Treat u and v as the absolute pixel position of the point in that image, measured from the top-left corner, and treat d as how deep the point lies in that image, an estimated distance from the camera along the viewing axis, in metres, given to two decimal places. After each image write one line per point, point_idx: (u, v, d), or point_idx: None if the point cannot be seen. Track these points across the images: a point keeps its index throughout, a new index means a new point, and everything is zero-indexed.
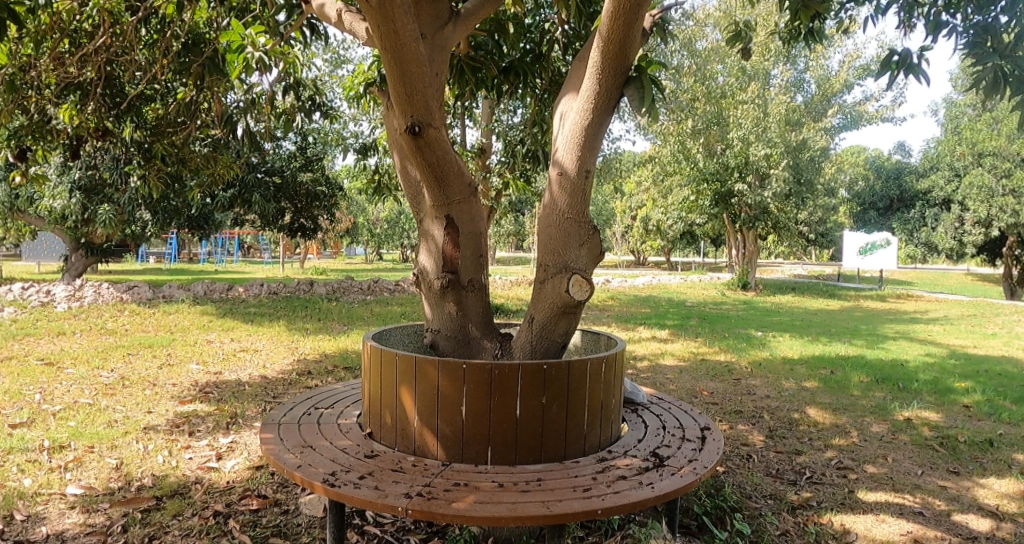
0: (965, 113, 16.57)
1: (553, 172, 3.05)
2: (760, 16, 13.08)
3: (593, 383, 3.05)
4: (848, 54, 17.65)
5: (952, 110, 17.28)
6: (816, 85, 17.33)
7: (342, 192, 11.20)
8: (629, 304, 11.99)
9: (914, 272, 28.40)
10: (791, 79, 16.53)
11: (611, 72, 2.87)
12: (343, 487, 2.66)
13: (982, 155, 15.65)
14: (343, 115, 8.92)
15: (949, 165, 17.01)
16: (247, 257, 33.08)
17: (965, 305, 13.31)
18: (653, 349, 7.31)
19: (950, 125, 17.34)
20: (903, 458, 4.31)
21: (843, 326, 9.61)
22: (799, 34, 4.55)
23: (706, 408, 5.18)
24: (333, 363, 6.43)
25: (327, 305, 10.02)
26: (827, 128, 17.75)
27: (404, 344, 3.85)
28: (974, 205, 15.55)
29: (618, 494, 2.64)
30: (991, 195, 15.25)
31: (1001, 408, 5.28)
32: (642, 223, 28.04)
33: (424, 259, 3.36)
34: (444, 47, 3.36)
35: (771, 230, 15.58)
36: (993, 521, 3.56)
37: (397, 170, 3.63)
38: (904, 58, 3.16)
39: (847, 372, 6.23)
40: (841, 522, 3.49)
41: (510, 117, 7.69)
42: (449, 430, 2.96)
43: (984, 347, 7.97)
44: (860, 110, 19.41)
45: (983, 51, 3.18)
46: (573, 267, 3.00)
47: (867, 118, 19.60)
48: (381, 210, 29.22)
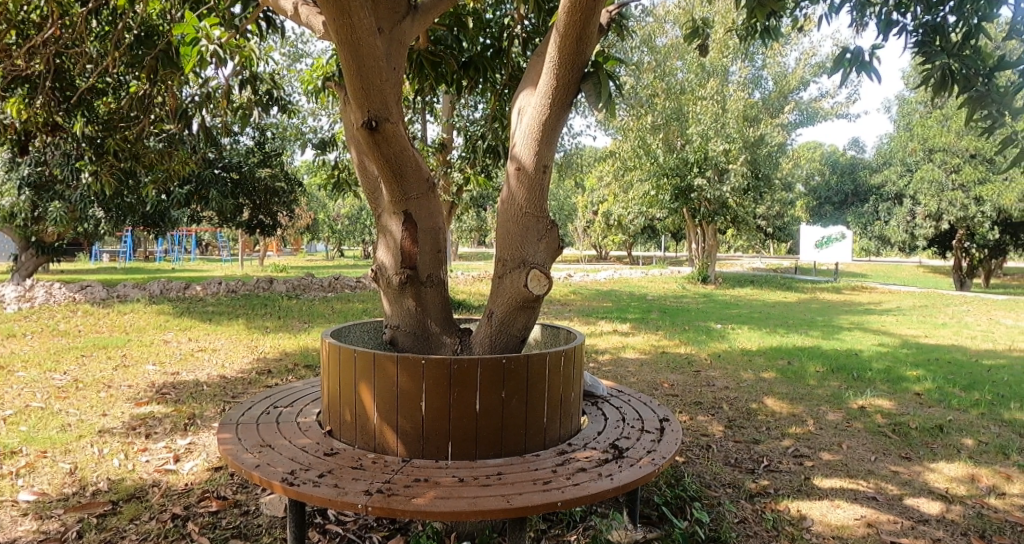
0: (917, 110, 17.05)
1: (511, 167, 3.03)
2: (719, 13, 13.14)
3: (553, 377, 3.06)
4: (804, 51, 17.84)
5: (905, 107, 17.81)
6: (773, 82, 17.59)
7: (302, 187, 11.03)
8: (591, 298, 12.10)
9: (867, 264, 29.21)
10: (748, 76, 16.67)
11: (568, 67, 2.88)
12: (302, 486, 2.63)
13: (933, 151, 16.12)
14: (302, 110, 8.75)
15: (901, 161, 17.37)
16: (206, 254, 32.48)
17: (916, 296, 13.74)
18: (615, 342, 7.37)
19: (903, 121, 17.87)
20: (857, 445, 4.43)
21: (800, 317, 9.82)
22: (755, 31, 4.63)
23: (667, 399, 5.24)
24: (294, 361, 6.33)
25: (288, 303, 9.87)
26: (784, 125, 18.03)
27: (363, 341, 3.81)
28: (925, 199, 15.98)
29: (578, 485, 2.67)
30: (941, 190, 15.72)
31: (950, 394, 5.46)
32: (604, 218, 28.13)
33: (383, 255, 3.31)
34: (402, 41, 3.33)
35: (730, 224, 15.88)
36: (943, 504, 3.67)
37: (356, 165, 3.58)
38: (857, 56, 3.23)
39: (803, 363, 6.38)
40: (797, 508, 3.57)
41: (472, 112, 7.61)
42: (410, 426, 2.95)
43: (935, 336, 8.22)
44: (816, 107, 19.66)
45: (932, 49, 3.29)
46: (532, 261, 2.99)
47: (822, 114, 19.88)
48: (342, 207, 29.07)
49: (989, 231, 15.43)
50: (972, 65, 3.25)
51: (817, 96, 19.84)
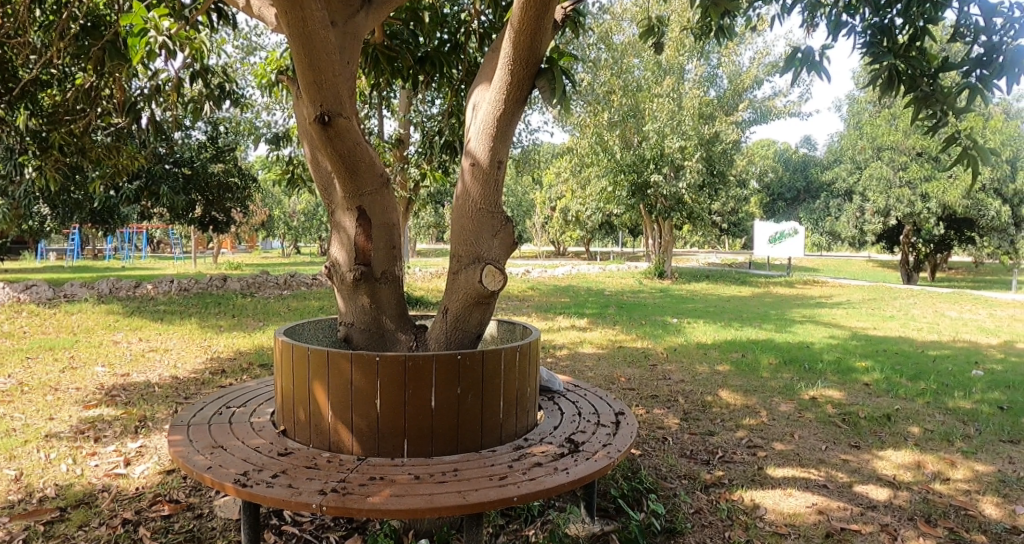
0: (866, 110, 17.55)
1: (466, 163, 3.02)
2: (675, 12, 13.29)
3: (508, 373, 3.06)
4: (758, 50, 18.16)
5: (854, 107, 18.30)
6: (728, 80, 17.86)
7: (257, 184, 10.83)
8: (549, 294, 12.16)
9: (819, 259, 29.97)
10: (704, 74, 16.93)
11: (522, 63, 2.87)
12: (254, 487, 2.59)
13: (881, 149, 16.65)
14: (256, 104, 8.59)
15: (851, 158, 17.86)
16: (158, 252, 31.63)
17: (865, 290, 14.17)
18: (572, 337, 7.41)
19: (852, 120, 18.36)
20: (808, 435, 4.54)
21: (754, 311, 10.03)
22: (709, 30, 4.70)
23: (623, 394, 5.30)
24: (249, 361, 6.21)
25: (242, 301, 9.67)
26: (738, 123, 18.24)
27: (317, 340, 3.76)
28: (874, 195, 16.45)
29: (534, 480, 2.68)
30: (889, 187, 16.23)
31: (897, 385, 5.64)
32: (562, 214, 28.26)
33: (336, 251, 3.27)
34: (356, 35, 3.29)
35: (686, 220, 16.19)
36: (890, 490, 3.79)
37: (309, 161, 3.52)
38: (808, 56, 3.30)
39: (756, 355, 6.52)
40: (751, 498, 3.65)
41: (429, 108, 7.57)
42: (365, 424, 2.92)
43: (882, 329, 8.48)
44: (768, 106, 19.35)
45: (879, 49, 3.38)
46: (487, 258, 2.99)
47: (776, 113, 20.29)
48: (299, 203, 28.62)
49: (934, 227, 15.99)
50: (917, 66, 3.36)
51: (770, 96, 19.57)
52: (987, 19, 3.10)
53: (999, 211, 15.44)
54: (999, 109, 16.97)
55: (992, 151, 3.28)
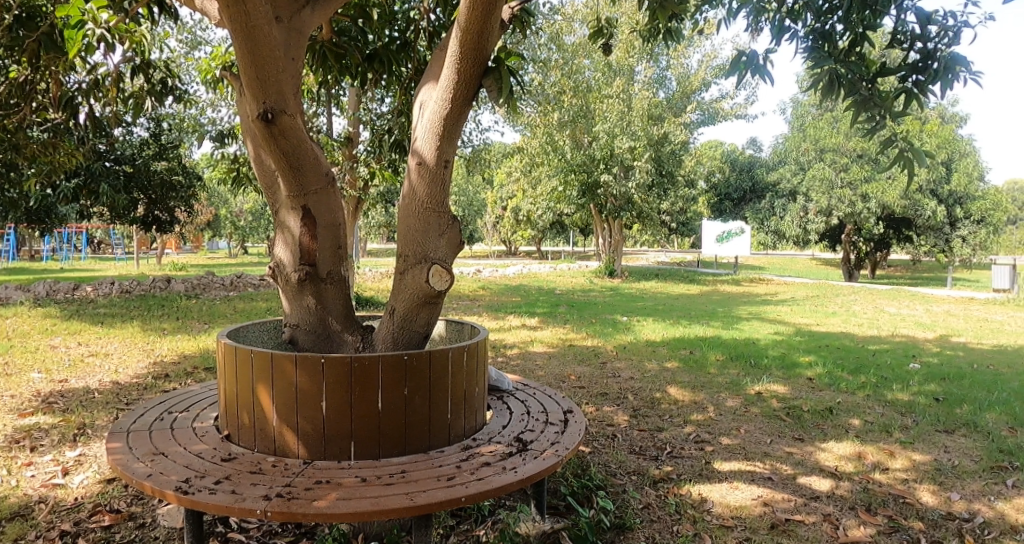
0: (809, 112, 18.08)
1: (412, 162, 3.00)
2: (625, 14, 13.45)
3: (455, 373, 3.06)
4: (706, 53, 18.51)
5: (798, 109, 18.83)
6: (676, 82, 18.16)
7: (202, 182, 10.57)
8: (500, 294, 12.19)
9: (766, 258, 30.79)
10: (653, 75, 17.18)
11: (469, 63, 2.87)
12: (197, 494, 2.52)
13: (824, 151, 17.30)
14: (200, 101, 8.38)
15: (795, 159, 18.37)
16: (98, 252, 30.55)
17: (809, 287, 14.62)
18: (523, 336, 7.45)
19: (797, 122, 18.89)
20: (754, 429, 4.66)
21: (702, 309, 10.24)
22: (658, 32, 4.75)
23: (573, 392, 5.35)
24: (194, 364, 6.05)
25: (187, 303, 9.41)
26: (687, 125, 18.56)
27: (262, 342, 3.69)
28: (817, 195, 16.97)
29: (482, 480, 2.68)
30: (831, 187, 16.78)
31: (838, 378, 5.84)
32: (513, 214, 28.32)
33: (280, 251, 3.22)
34: (301, 31, 3.24)
35: (636, 220, 16.71)
36: (832, 481, 3.92)
37: (252, 159, 3.45)
38: (752, 59, 3.38)
39: (704, 352, 6.67)
40: (698, 492, 3.72)
41: (378, 106, 7.52)
42: (310, 427, 2.88)
43: (824, 325, 8.76)
44: (716, 107, 19.74)
45: (820, 55, 3.50)
46: (433, 257, 2.98)
47: (724, 114, 20.74)
48: (246, 203, 28.02)
49: (874, 226, 16.61)
50: (856, 72, 3.48)
51: (717, 98, 20.10)
52: (922, 27, 3.22)
53: (935, 211, 16.09)
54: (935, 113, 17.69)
55: (925, 153, 3.38)
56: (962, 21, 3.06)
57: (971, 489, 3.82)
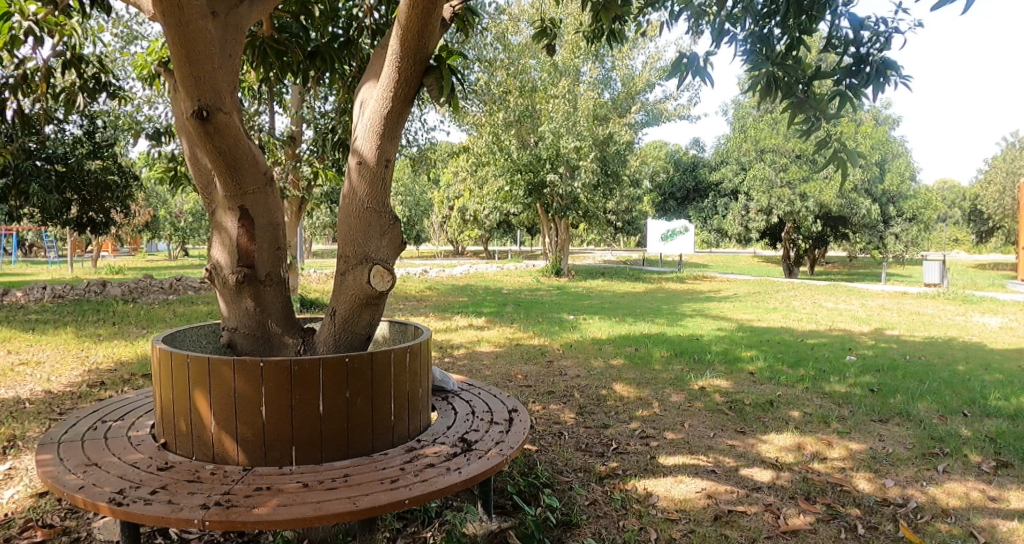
0: (750, 113, 18.63)
1: (352, 161, 2.97)
2: (570, 15, 13.60)
3: (398, 374, 3.03)
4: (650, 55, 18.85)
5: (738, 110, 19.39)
6: (621, 83, 18.44)
7: (139, 182, 10.21)
8: (447, 294, 12.18)
9: (709, 256, 31.52)
10: (599, 76, 17.42)
11: (409, 61, 2.85)
12: (131, 505, 2.43)
13: (763, 151, 17.90)
14: (136, 98, 8.10)
15: (736, 159, 18.89)
16: (27, 255, 29.22)
17: (751, 284, 15.05)
18: (470, 336, 7.45)
19: (737, 123, 19.42)
20: (697, 423, 4.77)
21: (647, 306, 10.44)
22: (601, 34, 4.81)
23: (520, 391, 5.38)
24: (131, 371, 5.84)
25: (123, 308, 9.08)
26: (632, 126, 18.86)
27: (201, 346, 3.59)
28: (757, 195, 17.50)
29: (426, 482, 2.67)
30: (771, 187, 17.33)
31: (778, 372, 6.03)
32: (460, 214, 28.26)
33: (217, 253, 3.13)
34: (239, 27, 3.16)
35: (583, 219, 17.14)
36: (773, 472, 4.04)
37: (188, 158, 3.35)
38: (693, 61, 3.45)
39: (648, 349, 6.80)
40: (644, 486, 3.79)
41: (322, 105, 7.42)
42: (250, 433, 2.81)
43: (764, 320, 9.04)
44: (660, 108, 20.11)
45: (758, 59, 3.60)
46: (375, 258, 2.95)
47: (668, 115, 21.16)
48: (187, 203, 27.26)
49: (811, 224, 17.24)
50: (792, 75, 3.60)
51: (662, 99, 20.42)
52: (855, 32, 3.35)
53: (869, 209, 16.78)
54: (868, 115, 18.44)
55: (857, 156, 3.48)
56: (893, 27, 3.20)
57: (904, 476, 3.99)
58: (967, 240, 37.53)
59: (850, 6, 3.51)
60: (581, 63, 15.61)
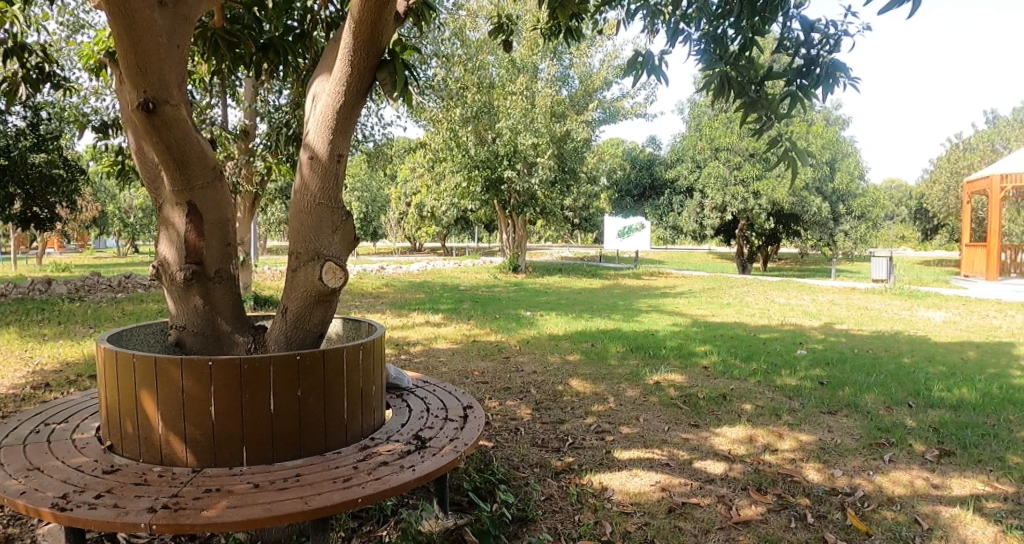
0: (705, 112, 18.98)
1: (303, 156, 2.92)
2: (528, 12, 13.64)
3: (351, 372, 3.00)
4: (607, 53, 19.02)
5: (694, 109, 19.73)
6: (579, 81, 18.56)
7: (85, 176, 9.86)
8: (404, 290, 12.09)
9: (665, 252, 32.03)
10: (557, 74, 17.50)
11: (363, 54, 2.81)
12: (75, 510, 2.35)
13: (718, 150, 18.26)
14: (81, 89, 7.82)
15: (692, 158, 18.97)
16: None
17: (705, 280, 15.33)
18: (427, 333, 7.41)
19: (693, 122, 19.75)
20: (652, 417, 4.85)
21: (604, 302, 10.55)
22: (558, 31, 4.83)
23: (477, 387, 5.38)
24: (77, 371, 5.64)
25: (68, 306, 8.77)
26: (590, 123, 19.01)
27: (149, 345, 3.49)
28: (712, 192, 17.82)
29: (379, 480, 2.65)
30: (725, 184, 17.69)
31: (731, 366, 6.17)
32: (417, 211, 28.02)
33: (164, 249, 3.04)
34: (188, 17, 3.08)
35: (540, 215, 17.07)
36: (726, 464, 4.13)
37: (134, 151, 3.25)
38: (648, 59, 3.49)
39: (605, 344, 6.87)
40: (599, 481, 3.84)
41: (276, 99, 7.29)
42: (199, 433, 2.75)
43: (718, 315, 9.23)
44: (617, 106, 20.31)
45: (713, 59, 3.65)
46: (326, 254, 2.91)
47: (626, 113, 21.39)
48: (137, 198, 26.46)
49: (764, 222, 17.66)
50: (745, 74, 3.67)
51: (619, 97, 20.65)
52: (806, 34, 3.43)
53: (819, 207, 17.27)
54: (818, 115, 18.97)
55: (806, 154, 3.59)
56: (842, 30, 3.30)
57: (851, 466, 4.12)
58: (912, 236, 38.92)
59: (801, 8, 3.60)
60: (538, 60, 15.78)
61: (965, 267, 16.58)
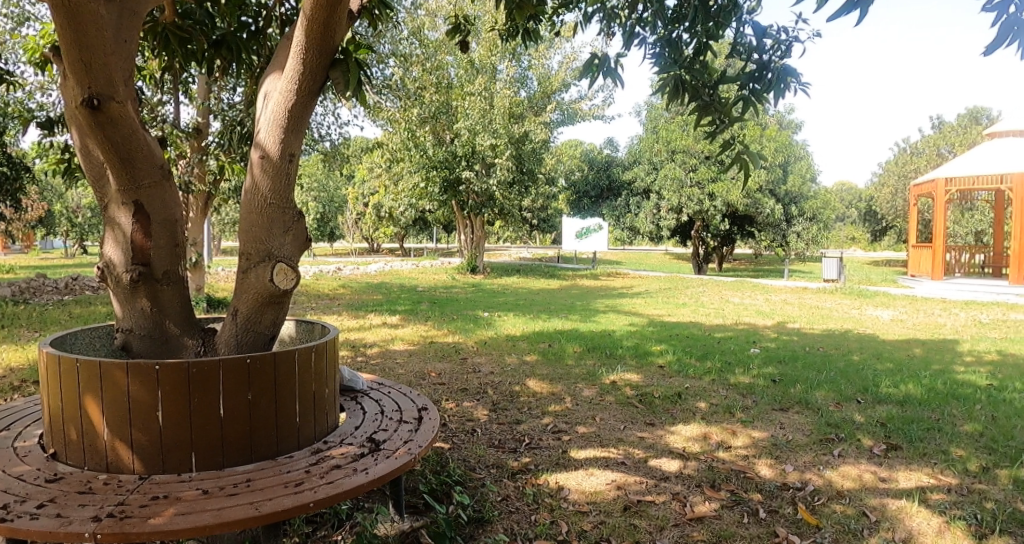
0: (662, 115, 19.31)
1: (254, 155, 2.87)
2: (486, 13, 13.67)
3: (303, 375, 2.97)
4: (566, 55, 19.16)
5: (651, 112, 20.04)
6: (537, 82, 18.67)
7: (30, 173, 9.50)
8: (361, 291, 11.99)
9: (622, 252, 32.38)
10: (516, 74, 17.58)
11: (315, 53, 2.78)
12: (14, 521, 2.26)
13: (674, 152, 18.60)
14: (25, 83, 7.53)
15: (648, 159, 19.42)
16: None
17: (662, 280, 15.57)
18: (383, 334, 7.36)
19: (650, 125, 20.07)
20: (608, 416, 4.91)
21: (562, 303, 10.64)
22: (516, 32, 4.84)
23: (434, 388, 5.36)
24: (20, 377, 5.43)
25: (11, 309, 8.44)
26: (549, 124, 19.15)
27: (94, 349, 3.38)
28: (668, 194, 18.15)
29: (331, 484, 2.62)
30: (681, 186, 18.04)
31: (686, 365, 6.29)
32: (375, 211, 27.75)
33: (110, 250, 2.95)
34: (135, 12, 2.99)
35: (498, 216, 17.15)
36: (681, 461, 4.21)
37: (77, 149, 3.14)
38: (604, 62, 3.54)
39: (562, 344, 6.93)
40: (555, 480, 3.87)
41: (230, 97, 7.16)
42: (146, 439, 2.68)
43: (674, 315, 9.40)
44: (575, 107, 20.50)
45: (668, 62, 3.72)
46: (278, 255, 2.86)
47: (584, 115, 21.60)
48: (86, 197, 25.63)
49: (719, 223, 18.06)
50: (699, 78, 3.75)
51: (577, 99, 20.85)
52: (759, 39, 3.52)
53: (772, 209, 17.72)
54: (771, 119, 19.47)
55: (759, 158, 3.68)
56: (793, 37, 3.39)
57: (802, 461, 4.25)
58: (862, 237, 40.18)
59: (753, 15, 3.69)
60: (498, 61, 15.84)
61: (912, 267, 17.20)
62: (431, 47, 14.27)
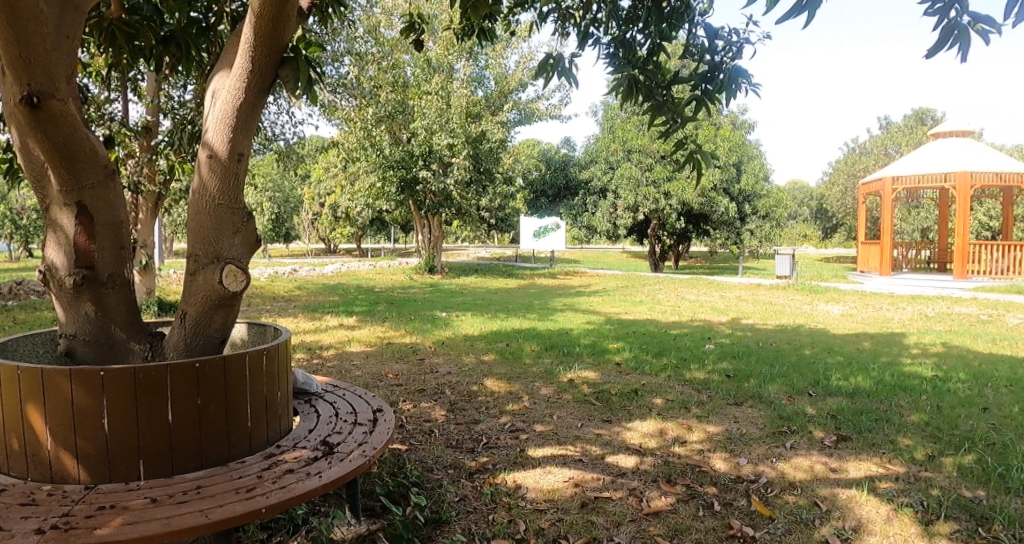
0: (619, 115, 19.55)
1: (201, 155, 2.81)
2: (443, 11, 13.64)
3: (254, 378, 2.92)
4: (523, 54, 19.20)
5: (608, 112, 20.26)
6: (494, 82, 18.69)
7: None
8: (317, 293, 11.81)
9: (581, 251, 32.65)
10: (473, 73, 17.57)
11: (264, 50, 2.74)
12: None
13: (631, 151, 18.85)
14: None
15: (605, 159, 19.55)
16: None
17: (619, 279, 15.73)
18: (339, 336, 7.27)
19: (607, 124, 20.28)
20: (566, 414, 4.96)
21: (520, 302, 10.68)
22: (471, 31, 4.84)
23: (391, 390, 5.33)
24: None
25: None
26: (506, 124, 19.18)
27: (35, 356, 3.27)
28: (625, 193, 18.38)
29: (284, 488, 2.59)
30: (637, 185, 18.29)
31: (642, 361, 6.40)
32: (332, 211, 27.33)
33: (51, 253, 2.85)
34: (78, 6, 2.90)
35: (456, 215, 17.09)
36: (637, 457, 4.28)
37: (16, 148, 3.03)
38: (559, 62, 3.58)
39: (519, 344, 6.96)
40: (513, 479, 3.89)
41: (181, 95, 6.99)
42: (92, 447, 2.60)
43: (630, 313, 9.53)
44: (533, 107, 20.58)
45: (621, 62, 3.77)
46: (227, 257, 2.81)
47: (540, 114, 21.65)
48: (29, 198, 24.65)
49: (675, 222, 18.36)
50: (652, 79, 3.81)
51: (534, 98, 20.94)
52: (711, 41, 3.61)
53: (726, 208, 18.12)
54: (724, 119, 19.89)
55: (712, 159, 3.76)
56: (743, 38, 3.48)
57: (756, 454, 4.37)
58: (813, 234, 41.31)
59: (704, 17, 3.77)
60: (454, 60, 15.79)
61: (862, 264, 17.79)
62: (387, 46, 14.15)
